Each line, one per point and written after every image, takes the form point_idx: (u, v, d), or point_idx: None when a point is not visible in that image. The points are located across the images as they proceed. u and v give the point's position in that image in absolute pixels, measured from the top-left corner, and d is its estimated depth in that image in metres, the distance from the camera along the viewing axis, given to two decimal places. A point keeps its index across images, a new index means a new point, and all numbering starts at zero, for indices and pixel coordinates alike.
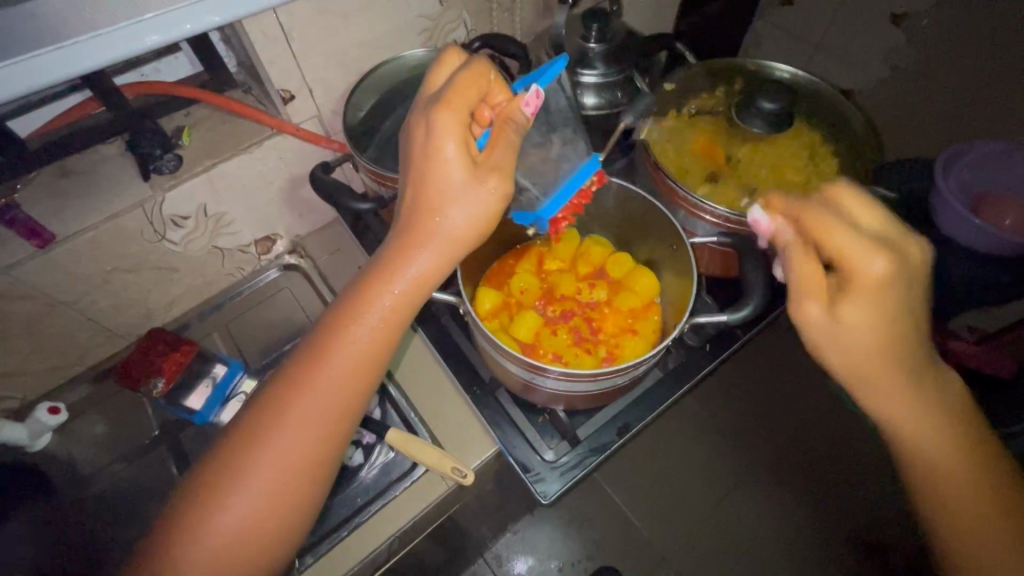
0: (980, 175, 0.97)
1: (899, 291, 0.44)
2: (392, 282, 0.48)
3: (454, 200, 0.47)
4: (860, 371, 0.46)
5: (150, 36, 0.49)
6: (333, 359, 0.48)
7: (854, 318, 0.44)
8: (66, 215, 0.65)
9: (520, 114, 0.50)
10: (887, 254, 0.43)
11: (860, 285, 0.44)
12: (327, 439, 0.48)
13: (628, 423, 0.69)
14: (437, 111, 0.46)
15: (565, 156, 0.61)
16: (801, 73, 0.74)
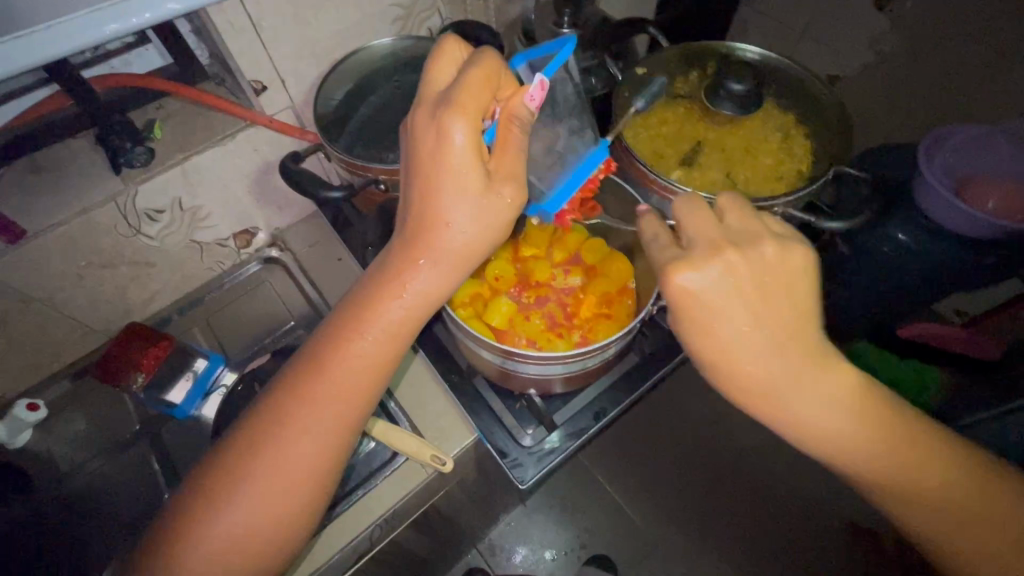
0: (963, 159, 0.97)
1: (724, 306, 0.45)
2: (401, 294, 0.48)
3: (464, 212, 0.47)
4: (749, 391, 0.48)
5: (108, 26, 0.49)
6: (339, 369, 0.48)
7: (704, 337, 0.46)
8: (36, 211, 0.65)
9: (523, 109, 0.49)
10: (685, 269, 0.44)
11: (676, 302, 0.46)
12: (333, 448, 0.49)
13: (605, 408, 0.70)
14: (448, 115, 0.44)
15: (572, 145, 0.60)
16: (768, 54, 0.73)
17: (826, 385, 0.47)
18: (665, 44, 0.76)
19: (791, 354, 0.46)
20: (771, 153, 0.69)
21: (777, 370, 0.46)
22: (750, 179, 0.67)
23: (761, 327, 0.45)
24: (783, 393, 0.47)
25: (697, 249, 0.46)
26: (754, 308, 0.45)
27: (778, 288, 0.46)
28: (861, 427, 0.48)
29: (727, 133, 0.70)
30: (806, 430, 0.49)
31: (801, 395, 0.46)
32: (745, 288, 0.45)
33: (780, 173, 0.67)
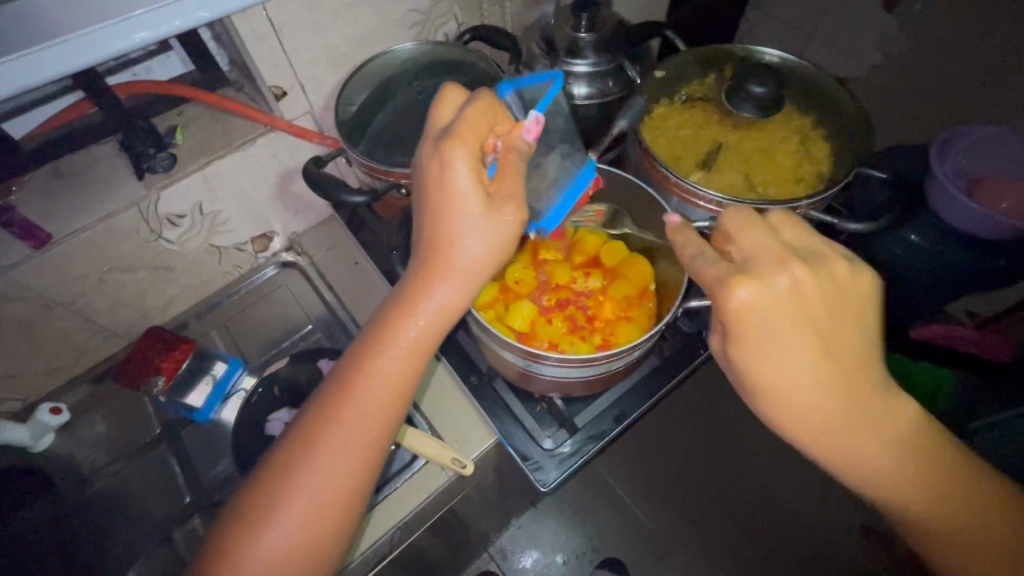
0: (978, 158, 0.96)
1: (782, 327, 0.44)
2: (416, 315, 0.49)
3: (471, 231, 0.47)
4: (796, 414, 0.47)
5: (140, 33, 0.49)
6: (364, 392, 0.48)
7: (755, 351, 0.45)
8: (61, 216, 0.66)
9: (521, 141, 0.49)
10: (751, 284, 0.44)
11: (735, 321, 0.45)
12: (361, 472, 0.48)
13: (624, 410, 0.70)
14: (448, 144, 0.46)
15: (564, 165, 0.60)
16: (789, 56, 0.72)
17: (867, 405, 0.47)
18: (683, 48, 0.76)
19: (840, 372, 0.46)
20: (790, 155, 0.69)
21: (826, 389, 0.45)
22: (769, 181, 0.67)
23: (813, 342, 0.45)
24: (825, 415, 0.46)
25: (755, 266, 0.46)
26: (808, 324, 0.45)
27: (835, 307, 0.46)
28: (890, 449, 0.48)
29: (746, 136, 0.70)
30: (838, 449, 0.48)
31: (845, 418, 0.46)
32: (800, 305, 0.45)
33: (799, 175, 0.68)
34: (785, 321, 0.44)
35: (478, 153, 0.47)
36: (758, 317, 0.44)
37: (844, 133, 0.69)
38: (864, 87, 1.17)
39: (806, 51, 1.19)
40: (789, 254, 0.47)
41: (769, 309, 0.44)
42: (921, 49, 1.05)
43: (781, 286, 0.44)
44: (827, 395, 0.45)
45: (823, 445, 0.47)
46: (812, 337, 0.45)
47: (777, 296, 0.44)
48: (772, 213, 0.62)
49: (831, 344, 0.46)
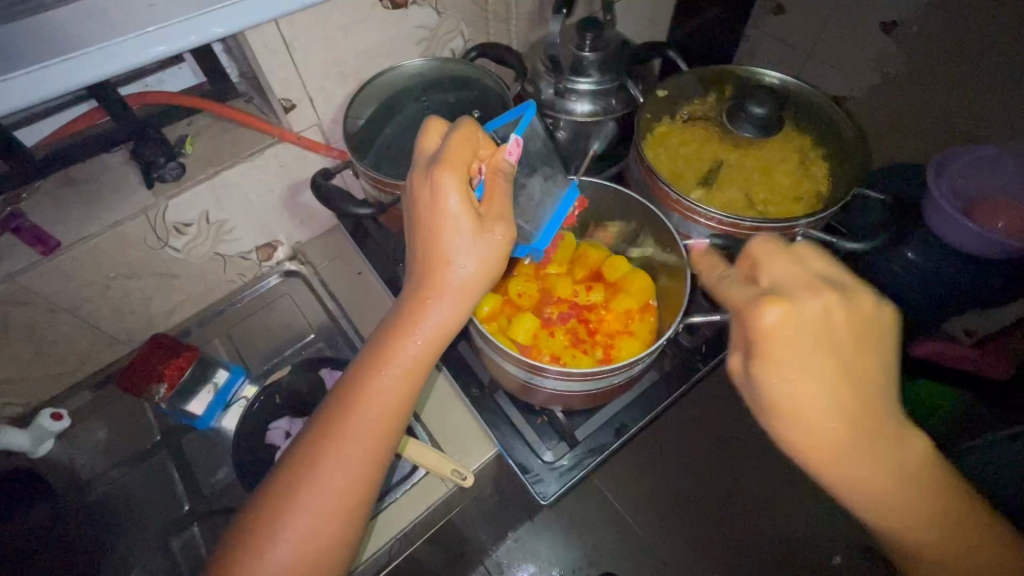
0: (974, 179, 0.98)
1: (811, 355, 0.44)
2: (413, 334, 0.50)
3: (464, 251, 0.49)
4: (815, 444, 0.45)
5: (158, 47, 0.51)
6: (362, 413, 0.48)
7: (776, 381, 0.44)
8: (69, 223, 0.66)
9: (505, 163, 0.52)
10: (782, 307, 0.43)
11: (762, 345, 0.44)
12: (360, 491, 0.48)
13: (625, 424, 0.70)
14: (439, 170, 0.47)
15: (547, 188, 0.62)
16: (789, 78, 0.75)
17: (886, 441, 0.46)
18: (683, 68, 0.78)
19: (859, 405, 0.45)
20: (789, 174, 0.70)
21: (846, 419, 0.45)
22: (769, 199, 0.69)
23: (836, 370, 0.44)
24: (843, 448, 0.45)
25: (787, 292, 0.46)
26: (831, 349, 0.45)
27: (860, 338, 0.46)
28: (908, 487, 0.47)
29: (746, 154, 0.72)
30: (855, 486, 0.46)
31: (864, 457, 0.45)
32: (826, 333, 0.44)
33: (798, 194, 0.69)
34: (814, 351, 0.44)
35: (466, 177, 0.48)
36: (790, 342, 0.44)
37: (842, 153, 0.71)
38: (862, 107, 1.19)
39: (803, 71, 1.22)
40: (819, 282, 0.47)
41: (796, 334, 0.44)
42: (916, 71, 1.07)
43: (805, 315, 0.44)
44: (851, 433, 0.45)
45: (842, 475, 0.46)
46: (833, 368, 0.44)
47: (797, 326, 0.44)
48: (771, 230, 0.63)
49: (857, 376, 0.45)
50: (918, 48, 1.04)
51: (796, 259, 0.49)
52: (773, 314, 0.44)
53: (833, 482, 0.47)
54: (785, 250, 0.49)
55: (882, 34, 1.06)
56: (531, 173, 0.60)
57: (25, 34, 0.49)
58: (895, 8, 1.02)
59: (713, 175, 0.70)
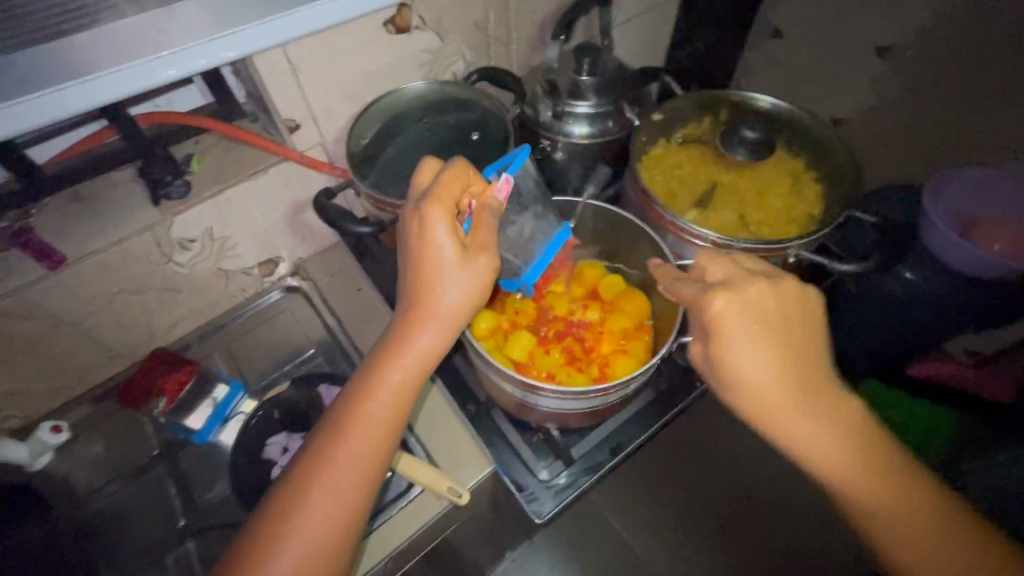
0: (971, 201, 0.99)
1: (755, 334, 0.48)
2: (400, 361, 0.50)
3: (449, 281, 0.50)
4: (758, 407, 0.49)
5: (167, 70, 0.53)
6: (352, 440, 0.49)
7: (724, 354, 0.49)
8: (76, 238, 0.68)
9: (494, 199, 0.53)
10: (724, 295, 0.48)
11: (712, 325, 0.48)
12: (350, 517, 0.48)
13: (621, 442, 0.70)
14: (427, 206, 0.49)
15: (540, 229, 0.62)
16: (781, 103, 0.76)
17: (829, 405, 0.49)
18: (679, 92, 0.79)
19: (795, 372, 0.48)
20: (781, 197, 0.72)
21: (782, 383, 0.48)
22: (762, 221, 0.70)
23: (778, 345, 0.48)
24: (789, 413, 0.48)
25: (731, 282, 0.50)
26: (775, 329, 0.48)
27: (797, 315, 0.50)
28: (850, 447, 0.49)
29: (740, 176, 0.73)
30: (801, 446, 0.49)
31: (808, 425, 0.48)
32: (766, 316, 0.48)
33: (790, 216, 0.70)
34: (758, 329, 0.48)
35: (454, 211, 0.49)
36: (732, 320, 0.48)
37: (834, 176, 0.72)
38: (860, 128, 1.21)
39: (802, 91, 1.24)
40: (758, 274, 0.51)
41: (738, 319, 0.48)
42: (912, 94, 1.08)
43: (745, 299, 0.48)
44: (793, 400, 0.48)
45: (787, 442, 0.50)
46: (774, 340, 0.48)
47: (739, 310, 0.48)
48: (762, 252, 0.64)
49: (801, 350, 0.49)
50: (912, 72, 1.06)
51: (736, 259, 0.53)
52: (718, 301, 0.48)
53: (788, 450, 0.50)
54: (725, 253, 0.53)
55: (878, 58, 1.08)
56: (522, 211, 0.62)
57: (41, 57, 0.51)
58: (892, 33, 1.04)
59: (707, 198, 0.72)
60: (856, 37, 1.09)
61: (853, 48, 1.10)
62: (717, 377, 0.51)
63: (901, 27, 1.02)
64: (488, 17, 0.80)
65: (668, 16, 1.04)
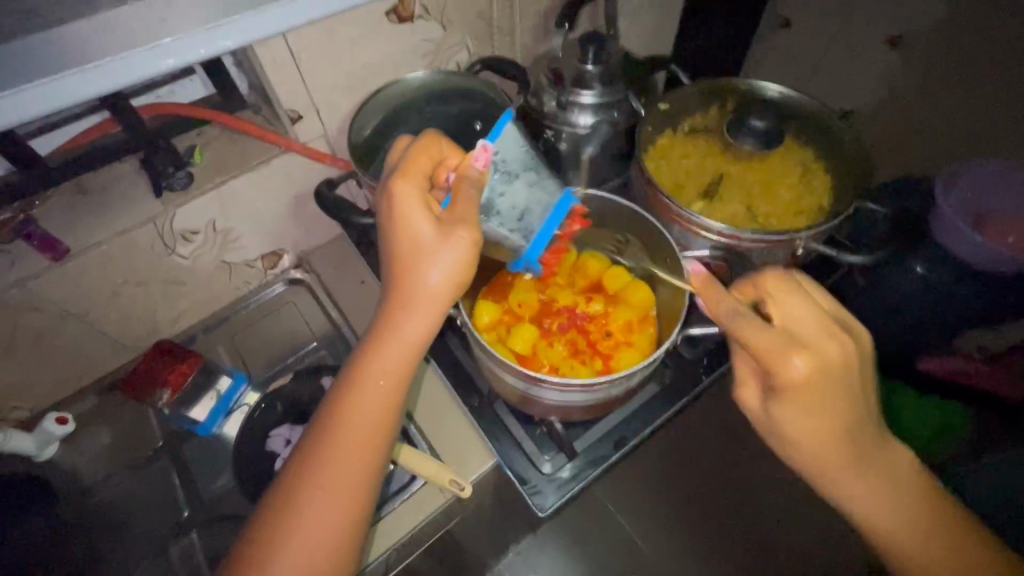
0: (981, 193, 0.97)
1: (829, 393, 0.44)
2: (389, 343, 0.50)
3: (430, 259, 0.49)
4: (817, 465, 0.49)
5: (166, 59, 0.52)
6: (348, 426, 0.49)
7: (792, 415, 0.46)
8: (78, 231, 0.68)
9: (473, 170, 0.51)
10: (809, 358, 0.43)
11: (788, 387, 0.44)
12: (354, 500, 0.48)
13: (624, 436, 0.70)
14: (396, 183, 0.50)
15: (535, 202, 0.55)
16: (790, 92, 0.74)
17: (880, 455, 0.49)
18: (686, 81, 0.78)
19: (849, 428, 0.47)
20: (791, 188, 0.70)
21: (848, 441, 0.47)
22: (771, 213, 0.69)
23: (851, 407, 0.46)
24: (834, 463, 0.48)
25: (807, 336, 0.45)
26: (848, 394, 0.45)
27: (861, 373, 0.47)
28: (897, 495, 0.50)
29: (747, 167, 0.72)
30: (845, 495, 0.50)
31: (852, 474, 0.49)
32: (840, 378, 0.44)
33: (800, 206, 0.69)
34: (831, 390, 0.44)
35: (423, 186, 0.50)
36: (818, 374, 0.43)
37: (845, 167, 0.70)
38: (871, 120, 1.19)
39: (812, 82, 1.22)
40: (831, 324, 0.46)
41: (816, 375, 0.43)
42: (927, 84, 1.06)
43: (829, 360, 0.44)
44: (841, 448, 0.47)
45: (829, 483, 0.50)
46: (838, 405, 0.45)
47: (819, 371, 0.43)
48: (771, 242, 0.62)
49: (862, 403, 0.47)
50: (926, 62, 1.03)
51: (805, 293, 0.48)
52: (803, 361, 0.43)
53: (830, 486, 0.50)
54: (796, 288, 0.48)
55: (891, 48, 1.06)
56: (511, 183, 0.55)
57: (37, 45, 0.51)
58: (905, 22, 1.02)
59: (715, 188, 0.70)
60: (868, 27, 1.07)
61: (864, 38, 1.08)
62: (762, 422, 0.50)
63: (913, 17, 1.00)
64: (491, 7, 0.79)
65: (675, 6, 1.03)
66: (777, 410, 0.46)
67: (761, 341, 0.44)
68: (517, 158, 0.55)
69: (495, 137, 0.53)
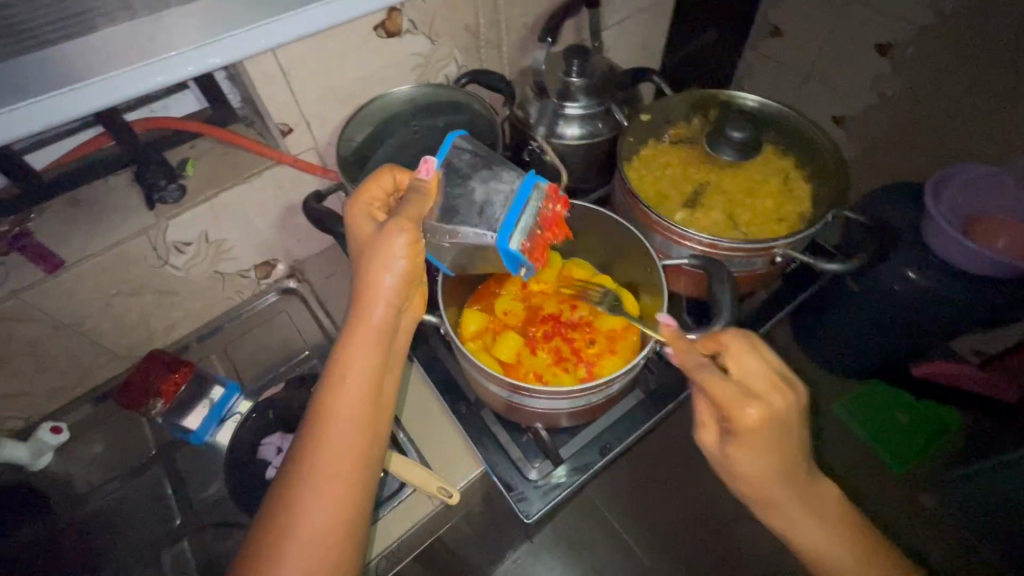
0: (970, 199, 0.98)
1: (772, 443, 0.47)
2: (356, 341, 0.52)
3: (381, 251, 0.51)
4: (752, 496, 0.52)
5: (156, 77, 0.54)
6: (326, 422, 0.50)
7: (738, 458, 0.48)
8: (73, 242, 0.69)
9: (418, 181, 0.54)
10: (761, 408, 0.46)
11: (742, 434, 0.47)
12: (340, 491, 0.49)
13: (610, 442, 0.71)
14: (349, 210, 0.55)
15: (494, 191, 0.53)
16: (768, 102, 0.76)
17: (813, 490, 0.52)
18: (670, 92, 0.78)
19: (789, 473, 0.49)
20: (772, 196, 0.71)
21: (787, 483, 0.49)
22: (752, 221, 0.70)
23: (793, 453, 0.48)
24: (781, 501, 0.50)
25: (757, 389, 0.47)
26: (790, 443, 0.48)
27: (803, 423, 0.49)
28: (843, 536, 0.52)
29: (729, 177, 0.73)
30: (793, 532, 0.52)
31: (797, 513, 0.51)
32: (785, 429, 0.47)
33: (781, 215, 0.70)
34: (772, 439, 0.47)
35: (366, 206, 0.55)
36: (766, 422, 0.46)
37: (825, 176, 0.72)
38: (861, 127, 1.20)
39: (803, 90, 1.24)
40: (779, 377, 0.48)
41: (761, 426, 0.46)
42: (915, 92, 1.07)
43: (775, 414, 0.46)
44: (782, 488, 0.50)
45: (774, 519, 0.52)
46: (780, 451, 0.47)
47: (766, 421, 0.46)
48: (751, 251, 0.64)
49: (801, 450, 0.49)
50: (913, 70, 1.05)
51: (762, 349, 0.50)
52: (750, 412, 0.46)
53: (777, 525, 0.52)
54: (753, 341, 0.50)
55: (879, 56, 1.07)
56: (468, 182, 0.54)
57: (30, 65, 0.52)
58: (891, 31, 1.03)
59: (698, 197, 0.72)
60: (857, 35, 1.08)
61: (852, 46, 1.10)
62: (711, 459, 0.52)
63: (898, 26, 1.01)
64: (478, 21, 0.80)
65: (663, 16, 1.04)
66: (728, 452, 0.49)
67: (715, 395, 0.47)
68: (470, 160, 0.55)
69: (443, 153, 0.55)
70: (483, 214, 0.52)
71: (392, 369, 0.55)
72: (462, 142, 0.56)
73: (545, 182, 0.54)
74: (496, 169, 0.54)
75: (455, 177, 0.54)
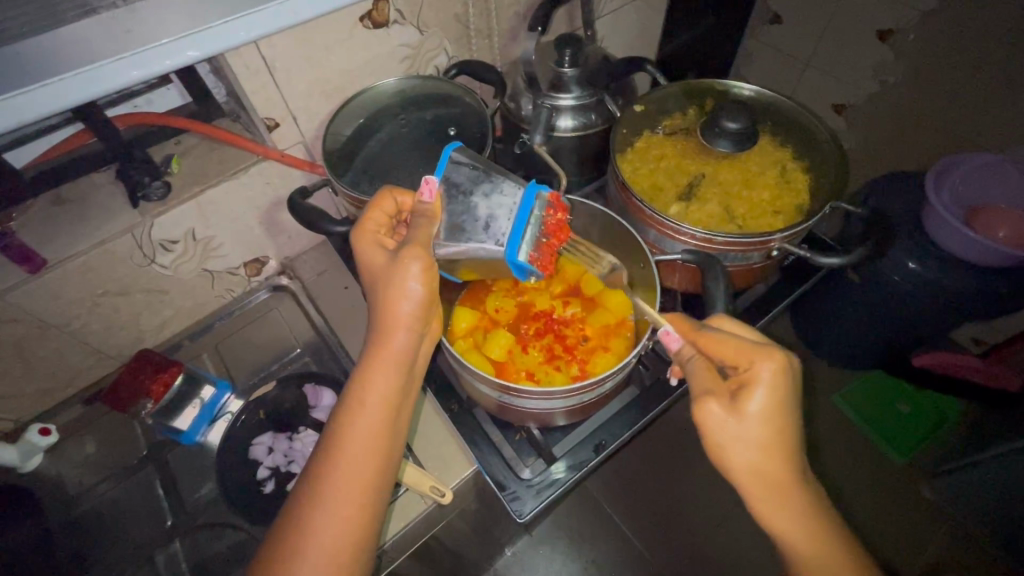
0: (973, 189, 0.95)
1: (783, 397, 0.46)
2: (374, 368, 0.51)
3: (398, 279, 0.50)
4: (757, 484, 0.47)
5: (131, 72, 0.52)
6: (341, 451, 0.49)
7: (752, 413, 0.45)
8: (57, 242, 0.67)
9: (421, 205, 0.52)
10: (777, 361, 0.45)
11: (756, 385, 0.45)
12: (356, 518, 0.48)
13: (604, 440, 0.70)
14: (356, 237, 0.54)
15: (498, 205, 0.52)
16: (765, 91, 0.74)
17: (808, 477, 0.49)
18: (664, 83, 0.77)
19: (791, 442, 0.47)
20: (769, 187, 0.70)
21: (791, 455, 0.47)
22: (747, 213, 0.68)
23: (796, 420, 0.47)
24: (784, 476, 0.46)
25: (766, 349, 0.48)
26: (796, 404, 0.47)
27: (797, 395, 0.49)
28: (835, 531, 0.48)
29: (725, 168, 0.72)
30: (792, 524, 0.47)
31: (797, 495, 0.47)
32: (792, 388, 0.46)
33: (777, 206, 0.68)
34: (782, 394, 0.46)
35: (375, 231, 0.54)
36: (781, 375, 0.45)
37: (822, 167, 0.70)
38: (861, 114, 1.18)
39: (803, 78, 1.22)
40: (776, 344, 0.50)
41: (774, 379, 0.45)
42: (916, 78, 1.05)
43: (786, 370, 0.46)
44: (785, 461, 0.46)
45: (773, 510, 0.47)
46: (788, 411, 0.46)
47: (778, 374, 0.45)
48: (746, 244, 0.62)
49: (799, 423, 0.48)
50: (914, 56, 1.02)
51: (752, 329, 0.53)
52: (765, 365, 0.45)
53: (771, 516, 0.48)
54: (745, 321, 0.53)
55: (880, 42, 1.05)
56: (470, 197, 0.52)
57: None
58: (892, 17, 1.01)
59: (692, 190, 0.70)
60: (859, 20, 1.05)
61: (854, 31, 1.07)
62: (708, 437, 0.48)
63: (900, 11, 0.99)
64: (468, 9, 0.78)
65: (660, 4, 1.02)
66: (735, 415, 0.46)
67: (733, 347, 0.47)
68: (469, 173, 0.53)
69: (441, 168, 0.53)
70: (490, 231, 0.51)
71: (411, 395, 0.54)
72: (458, 155, 0.54)
73: (546, 190, 0.54)
74: (498, 181, 0.53)
75: (456, 193, 0.53)
